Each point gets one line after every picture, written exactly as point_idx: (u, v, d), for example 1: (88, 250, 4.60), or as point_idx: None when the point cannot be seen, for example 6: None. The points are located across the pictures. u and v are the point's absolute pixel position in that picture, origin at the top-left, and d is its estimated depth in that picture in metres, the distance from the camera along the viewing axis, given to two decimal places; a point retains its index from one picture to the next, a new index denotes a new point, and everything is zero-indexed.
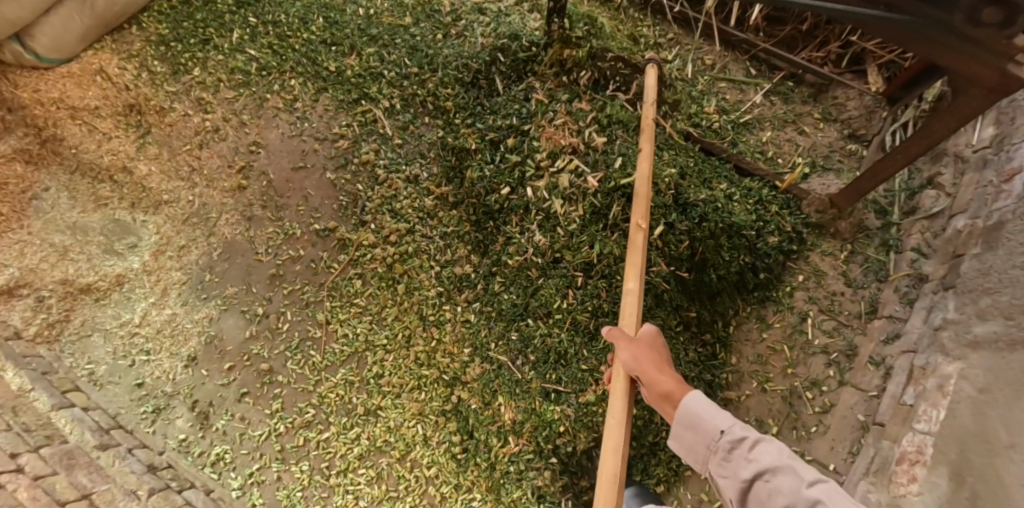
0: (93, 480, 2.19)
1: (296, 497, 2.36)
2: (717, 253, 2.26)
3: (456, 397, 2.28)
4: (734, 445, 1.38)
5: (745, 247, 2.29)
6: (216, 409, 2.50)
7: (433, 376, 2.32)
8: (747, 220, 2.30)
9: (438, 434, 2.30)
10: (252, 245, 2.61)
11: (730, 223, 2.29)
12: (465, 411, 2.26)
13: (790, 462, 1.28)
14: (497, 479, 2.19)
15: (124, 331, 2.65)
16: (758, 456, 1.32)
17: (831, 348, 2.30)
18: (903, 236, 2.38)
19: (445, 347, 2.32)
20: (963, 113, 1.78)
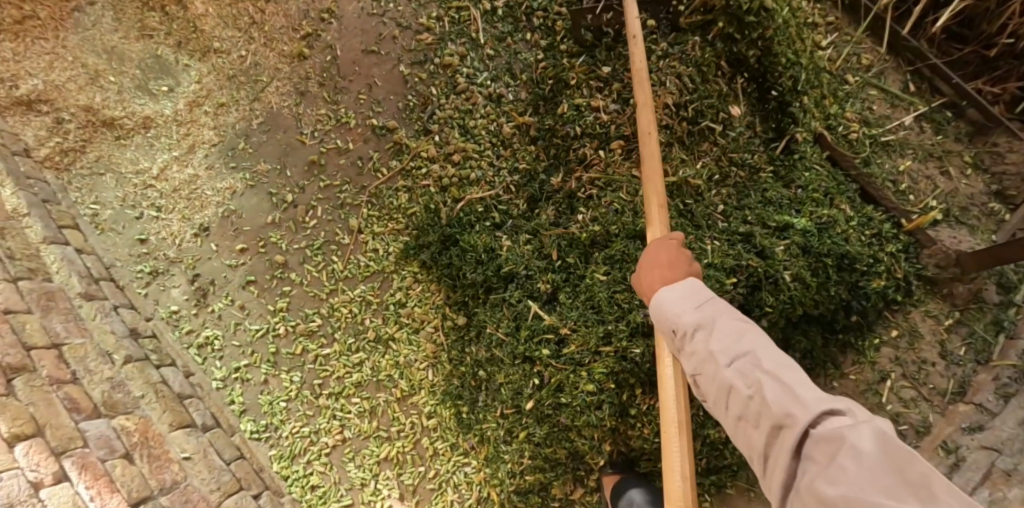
0: (68, 330, 1.96)
1: (279, 407, 2.17)
2: (824, 286, 1.91)
3: (469, 354, 2.03)
4: (684, 337, 1.21)
5: (850, 286, 1.97)
6: (216, 289, 2.27)
7: (459, 321, 2.07)
8: (862, 252, 1.97)
9: (447, 385, 2.07)
10: (298, 123, 2.32)
11: (842, 253, 1.94)
12: (476, 366, 2.00)
13: (715, 350, 1.13)
14: (500, 450, 1.97)
15: (138, 180, 2.40)
16: (697, 348, 1.16)
17: (903, 418, 2.03)
18: (1021, 321, 2.05)
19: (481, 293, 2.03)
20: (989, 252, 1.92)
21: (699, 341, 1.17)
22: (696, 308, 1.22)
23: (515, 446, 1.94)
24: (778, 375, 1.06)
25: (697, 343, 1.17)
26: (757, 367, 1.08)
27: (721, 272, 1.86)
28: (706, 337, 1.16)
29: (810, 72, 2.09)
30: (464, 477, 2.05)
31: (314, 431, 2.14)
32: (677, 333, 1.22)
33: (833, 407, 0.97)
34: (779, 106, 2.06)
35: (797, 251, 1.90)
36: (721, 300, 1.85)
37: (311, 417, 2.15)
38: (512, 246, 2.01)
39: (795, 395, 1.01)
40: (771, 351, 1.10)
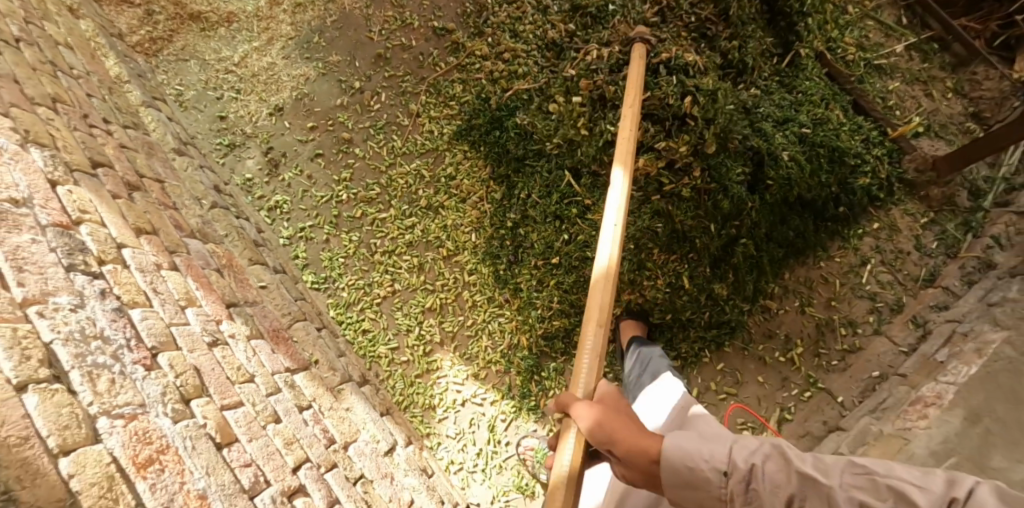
0: (167, 173, 2.28)
1: (337, 262, 2.48)
2: (816, 173, 2.25)
3: (507, 218, 2.37)
4: (743, 480, 1.10)
5: (839, 178, 2.30)
6: (287, 161, 2.58)
7: (500, 189, 2.40)
8: (851, 147, 2.32)
9: (488, 245, 2.40)
10: (367, 23, 2.64)
11: (835, 147, 2.29)
12: (515, 228, 2.35)
13: (801, 473, 1.05)
14: (533, 300, 2.31)
15: (220, 67, 2.71)
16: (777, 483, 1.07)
17: (879, 297, 2.35)
18: (987, 223, 2.37)
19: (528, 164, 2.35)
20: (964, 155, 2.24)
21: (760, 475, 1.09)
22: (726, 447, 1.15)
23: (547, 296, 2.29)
24: (877, 469, 1.01)
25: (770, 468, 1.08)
26: (863, 472, 1.03)
27: (729, 152, 2.19)
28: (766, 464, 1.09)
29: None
30: (498, 326, 2.38)
31: (368, 283, 2.46)
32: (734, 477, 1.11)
33: (950, 481, 0.95)
34: (788, 25, 2.42)
35: (794, 140, 2.24)
36: (731, 178, 2.16)
37: (366, 271, 2.47)
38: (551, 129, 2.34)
39: (920, 484, 0.96)
40: (852, 455, 1.07)
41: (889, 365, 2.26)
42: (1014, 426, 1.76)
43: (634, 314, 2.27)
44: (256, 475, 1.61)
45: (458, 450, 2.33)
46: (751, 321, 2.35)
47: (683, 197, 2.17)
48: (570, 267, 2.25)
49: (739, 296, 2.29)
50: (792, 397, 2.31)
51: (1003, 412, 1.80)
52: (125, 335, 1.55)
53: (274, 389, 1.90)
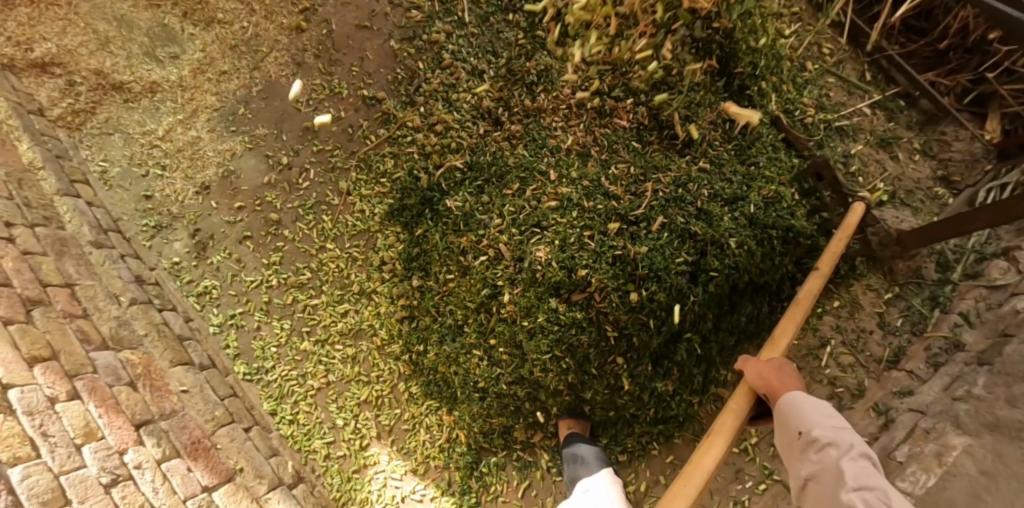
0: (80, 272, 2.16)
1: (270, 351, 2.37)
2: (768, 255, 2.09)
3: (436, 311, 2.20)
4: (811, 443, 1.50)
5: (796, 257, 2.14)
6: (215, 243, 2.45)
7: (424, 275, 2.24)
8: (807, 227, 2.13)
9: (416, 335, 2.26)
10: (294, 92, 2.48)
11: (790, 226, 2.11)
12: (446, 322, 2.18)
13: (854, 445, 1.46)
14: (475, 400, 2.15)
15: (145, 141, 2.57)
16: (828, 459, 1.45)
17: (839, 381, 2.22)
18: (956, 298, 2.21)
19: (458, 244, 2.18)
20: (938, 233, 2.02)
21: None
22: (826, 423, 1.52)
23: (492, 404, 2.13)
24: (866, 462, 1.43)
25: (833, 452, 1.46)
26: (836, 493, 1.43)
27: (671, 237, 2.05)
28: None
29: (770, 60, 2.26)
30: (435, 420, 2.26)
31: (301, 374, 2.35)
32: (803, 436, 1.52)
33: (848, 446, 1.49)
34: (740, 89, 2.24)
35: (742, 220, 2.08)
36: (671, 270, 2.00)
37: (299, 361, 2.36)
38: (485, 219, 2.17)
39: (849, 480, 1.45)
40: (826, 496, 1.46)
41: None
42: None
43: (576, 412, 2.14)
44: None
45: None
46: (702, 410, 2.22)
47: (621, 291, 1.99)
48: (509, 367, 2.08)
49: (686, 389, 2.13)
50: (746, 489, 2.18)
51: None
52: None
53: None
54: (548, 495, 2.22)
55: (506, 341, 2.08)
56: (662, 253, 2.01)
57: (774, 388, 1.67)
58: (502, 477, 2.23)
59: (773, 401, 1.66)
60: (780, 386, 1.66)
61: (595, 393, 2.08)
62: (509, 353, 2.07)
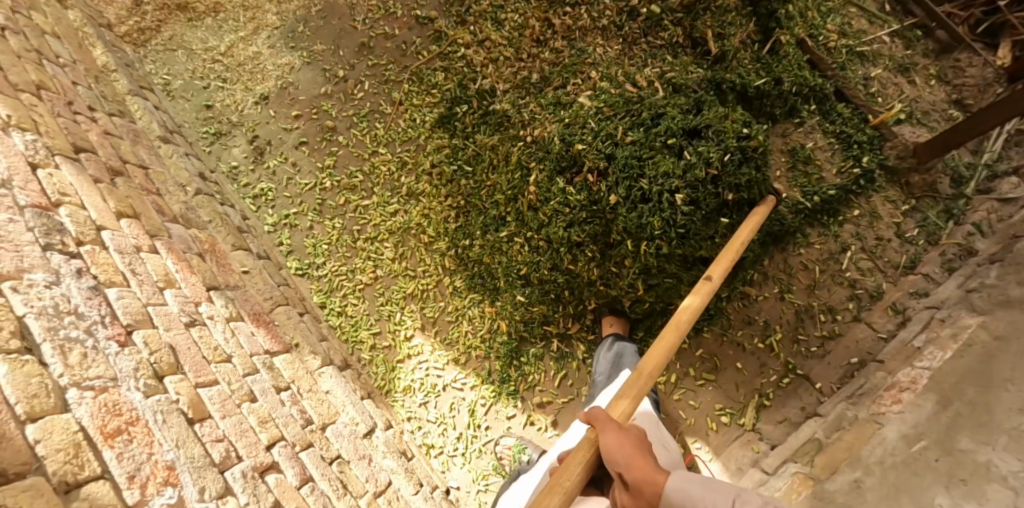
0: (152, 160, 2.31)
1: (321, 248, 2.51)
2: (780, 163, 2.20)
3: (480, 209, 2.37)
4: None
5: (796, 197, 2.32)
6: (272, 149, 2.61)
7: (468, 173, 2.42)
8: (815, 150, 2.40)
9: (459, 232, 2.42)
10: (351, 12, 2.66)
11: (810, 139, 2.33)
12: (492, 218, 2.34)
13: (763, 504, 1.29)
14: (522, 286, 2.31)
15: (207, 56, 2.73)
16: None
17: (860, 284, 2.35)
18: (968, 211, 2.37)
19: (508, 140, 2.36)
20: (949, 141, 2.22)
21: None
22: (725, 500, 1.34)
23: (533, 291, 2.29)
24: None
25: None
26: None
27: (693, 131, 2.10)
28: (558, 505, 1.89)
29: None
30: (478, 311, 2.40)
31: (351, 270, 2.49)
32: None
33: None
34: (769, 12, 2.41)
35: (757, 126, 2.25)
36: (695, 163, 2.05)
37: (349, 257, 2.50)
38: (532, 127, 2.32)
39: None
40: None
41: (868, 351, 2.27)
42: (980, 404, 1.71)
43: (616, 310, 2.28)
44: (227, 450, 1.63)
45: (439, 434, 2.36)
46: (729, 308, 2.37)
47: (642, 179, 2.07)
48: (552, 252, 2.22)
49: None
50: (770, 383, 2.32)
51: (971, 393, 1.76)
52: (100, 311, 1.57)
53: (250, 369, 1.93)
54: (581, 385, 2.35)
55: (543, 230, 2.23)
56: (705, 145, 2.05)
57: (639, 471, 1.47)
58: (540, 367, 2.37)
59: (642, 493, 1.44)
60: (645, 468, 1.47)
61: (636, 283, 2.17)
62: (550, 242, 2.22)
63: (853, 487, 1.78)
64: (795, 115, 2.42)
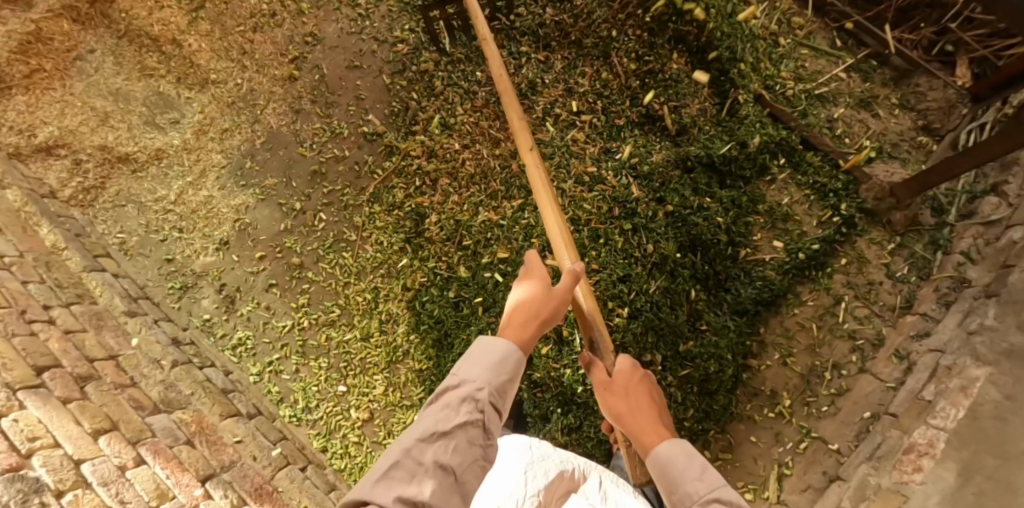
0: (120, 343, 2.24)
1: (311, 392, 2.44)
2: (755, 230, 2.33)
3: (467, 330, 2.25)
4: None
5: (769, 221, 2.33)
6: (242, 295, 2.53)
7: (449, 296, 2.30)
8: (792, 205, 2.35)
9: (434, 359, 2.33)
10: (297, 138, 2.57)
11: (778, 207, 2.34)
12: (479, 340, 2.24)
13: None
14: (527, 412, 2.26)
15: (158, 207, 2.62)
16: None
17: (859, 334, 2.31)
18: (955, 238, 2.32)
19: (485, 256, 2.29)
20: (924, 184, 2.16)
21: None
22: (701, 475, 1.30)
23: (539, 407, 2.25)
24: None
25: None
26: None
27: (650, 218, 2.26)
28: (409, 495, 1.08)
29: (745, 42, 2.37)
30: None
31: (346, 408, 2.42)
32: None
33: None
34: (721, 73, 2.35)
35: (720, 203, 2.30)
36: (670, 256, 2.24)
37: (343, 395, 2.43)
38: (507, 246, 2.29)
39: None
40: None
41: (879, 403, 2.22)
42: (1001, 480, 1.68)
43: None
44: None
45: None
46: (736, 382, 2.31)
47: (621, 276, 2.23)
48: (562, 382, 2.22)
49: (729, 368, 2.22)
50: (788, 451, 2.28)
51: (991, 466, 1.73)
52: None
53: None
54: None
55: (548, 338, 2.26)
56: (654, 232, 2.25)
57: (645, 423, 1.47)
58: None
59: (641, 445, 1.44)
60: (645, 417, 1.48)
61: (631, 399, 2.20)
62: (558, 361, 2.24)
63: None
64: (766, 173, 2.36)
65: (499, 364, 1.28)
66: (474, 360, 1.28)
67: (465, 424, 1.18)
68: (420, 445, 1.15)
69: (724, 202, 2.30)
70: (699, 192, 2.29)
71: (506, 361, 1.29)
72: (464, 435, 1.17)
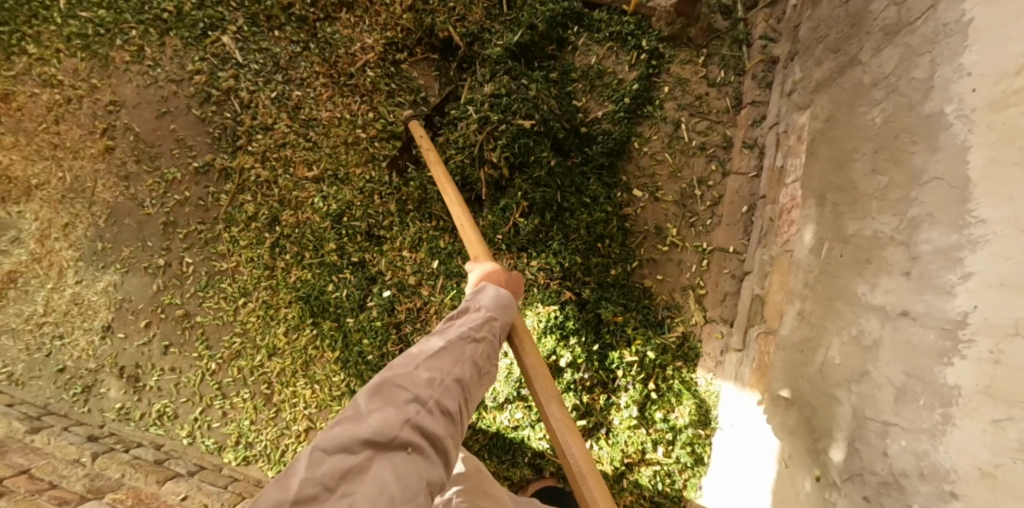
0: (30, 458, 2.13)
1: (246, 427, 2.40)
2: (573, 96, 2.43)
3: (352, 291, 2.33)
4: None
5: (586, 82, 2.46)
6: (145, 369, 2.48)
7: (328, 270, 2.36)
8: (603, 62, 2.47)
9: (336, 333, 2.33)
10: (136, 201, 2.56)
11: (589, 68, 2.46)
12: (380, 310, 2.29)
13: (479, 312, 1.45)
14: None
15: (30, 325, 2.54)
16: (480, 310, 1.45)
17: (709, 145, 2.43)
18: (751, 29, 2.47)
19: (353, 212, 2.37)
20: None
21: (436, 410, 1.17)
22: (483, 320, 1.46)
23: None
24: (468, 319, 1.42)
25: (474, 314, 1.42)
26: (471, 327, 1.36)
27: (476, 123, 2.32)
28: (458, 370, 1.25)
29: None
30: None
31: (284, 425, 2.37)
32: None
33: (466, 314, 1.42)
34: None
35: (541, 80, 2.39)
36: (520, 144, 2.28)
37: (277, 416, 2.39)
38: (357, 201, 2.37)
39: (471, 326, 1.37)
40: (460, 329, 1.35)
41: (751, 194, 2.35)
42: (845, 185, 1.76)
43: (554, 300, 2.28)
44: None
45: None
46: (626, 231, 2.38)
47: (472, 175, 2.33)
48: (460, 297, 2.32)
49: (613, 218, 2.33)
50: (696, 273, 2.37)
51: (835, 179, 1.82)
52: None
53: None
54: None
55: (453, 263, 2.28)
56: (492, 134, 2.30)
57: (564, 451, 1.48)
58: None
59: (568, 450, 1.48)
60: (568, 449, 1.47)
61: (528, 293, 2.27)
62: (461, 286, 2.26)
63: (800, 319, 1.85)
64: (565, 45, 2.49)
65: (504, 305, 1.45)
66: (487, 297, 1.44)
67: (490, 338, 1.36)
68: (459, 341, 1.29)
69: (542, 80, 2.39)
70: (512, 79, 2.38)
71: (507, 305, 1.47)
72: (486, 347, 1.34)
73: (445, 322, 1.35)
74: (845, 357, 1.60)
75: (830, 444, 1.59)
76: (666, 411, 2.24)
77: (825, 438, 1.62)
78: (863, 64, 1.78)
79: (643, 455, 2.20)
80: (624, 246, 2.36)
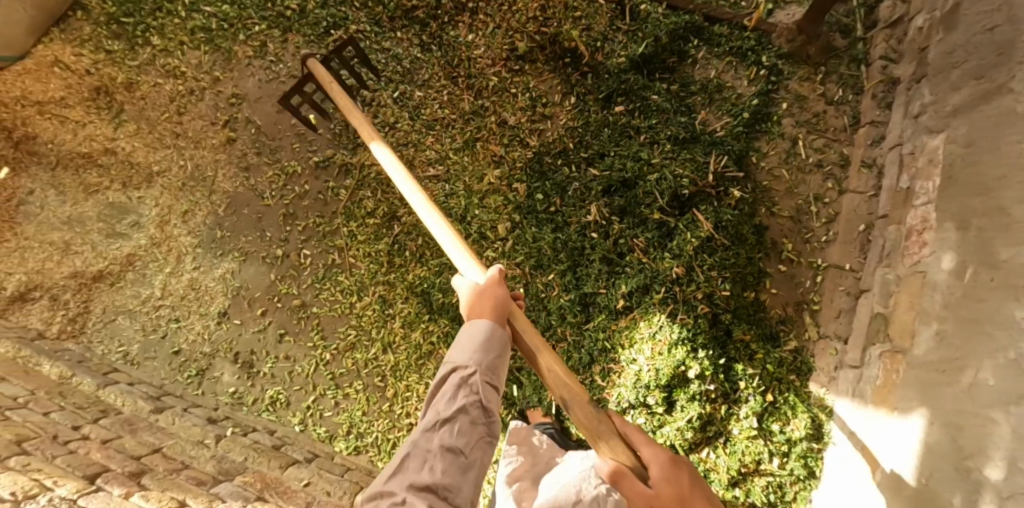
0: (159, 437, 2.20)
1: (358, 419, 2.45)
2: (694, 109, 2.47)
3: None
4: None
5: (706, 95, 2.48)
6: (259, 355, 2.55)
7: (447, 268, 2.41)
8: (722, 76, 2.50)
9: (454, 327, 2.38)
10: (256, 192, 2.63)
11: (707, 82, 2.48)
12: None
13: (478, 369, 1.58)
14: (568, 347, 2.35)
15: (148, 307, 2.62)
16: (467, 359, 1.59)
17: (825, 163, 2.47)
18: (870, 49, 2.49)
19: (477, 214, 2.44)
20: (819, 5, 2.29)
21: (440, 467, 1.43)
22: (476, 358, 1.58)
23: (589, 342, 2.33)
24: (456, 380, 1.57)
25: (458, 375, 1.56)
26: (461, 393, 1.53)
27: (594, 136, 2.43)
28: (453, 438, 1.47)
29: None
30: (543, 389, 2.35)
31: (397, 418, 2.43)
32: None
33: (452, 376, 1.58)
34: None
35: (664, 94, 2.45)
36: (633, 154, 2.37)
37: (390, 409, 2.44)
38: (478, 204, 2.45)
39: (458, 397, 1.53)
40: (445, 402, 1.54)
41: (869, 213, 2.36)
42: (993, 210, 1.77)
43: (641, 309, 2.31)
44: None
45: None
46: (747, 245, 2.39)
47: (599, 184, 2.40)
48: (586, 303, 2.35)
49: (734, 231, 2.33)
50: (811, 288, 2.42)
51: (979, 205, 1.83)
52: None
53: None
54: (670, 403, 2.23)
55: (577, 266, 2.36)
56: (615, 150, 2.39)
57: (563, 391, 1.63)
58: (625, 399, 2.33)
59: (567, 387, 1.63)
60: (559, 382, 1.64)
61: (649, 300, 2.27)
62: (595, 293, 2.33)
63: (938, 339, 1.87)
64: (686, 58, 2.51)
65: (483, 345, 1.58)
66: (461, 349, 1.59)
67: (462, 426, 1.49)
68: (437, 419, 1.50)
69: (666, 93, 2.45)
70: (636, 90, 2.44)
71: (490, 340, 1.59)
72: (471, 408, 1.51)
73: (431, 407, 1.56)
74: (1000, 378, 1.61)
75: (984, 463, 1.60)
76: (781, 423, 2.26)
77: (978, 457, 1.63)
78: (1016, 92, 1.79)
79: (756, 466, 2.23)
80: (752, 259, 2.34)
